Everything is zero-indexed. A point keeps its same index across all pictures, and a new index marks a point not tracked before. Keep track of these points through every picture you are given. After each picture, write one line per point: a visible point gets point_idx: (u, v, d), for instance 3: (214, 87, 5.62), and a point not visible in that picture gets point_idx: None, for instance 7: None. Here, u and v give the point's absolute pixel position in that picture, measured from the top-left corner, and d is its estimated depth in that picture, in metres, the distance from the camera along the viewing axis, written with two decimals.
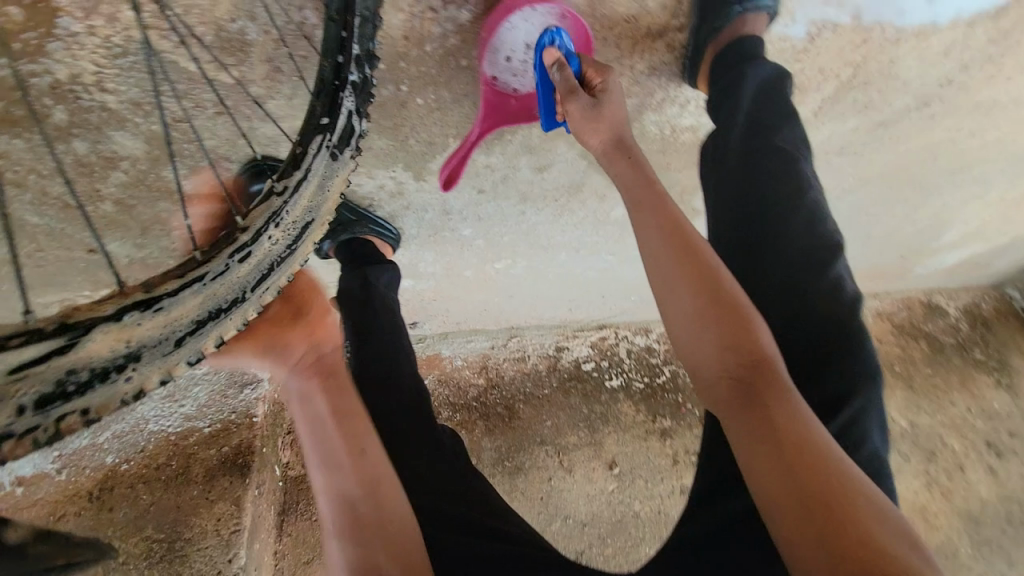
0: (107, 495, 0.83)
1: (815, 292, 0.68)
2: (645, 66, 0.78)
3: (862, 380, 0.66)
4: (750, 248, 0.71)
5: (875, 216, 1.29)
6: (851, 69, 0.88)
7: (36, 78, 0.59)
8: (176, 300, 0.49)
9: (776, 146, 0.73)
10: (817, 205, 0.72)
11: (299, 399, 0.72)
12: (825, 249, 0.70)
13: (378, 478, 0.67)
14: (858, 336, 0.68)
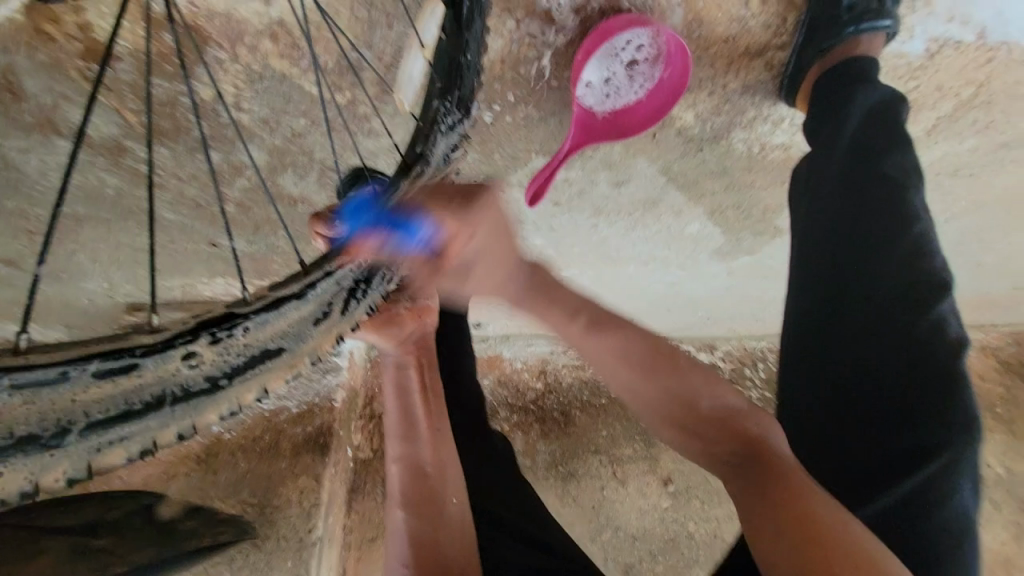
0: (212, 460, 0.94)
1: (915, 334, 0.63)
2: (740, 85, 0.76)
3: (957, 432, 0.61)
4: (838, 285, 0.67)
5: (988, 242, 1.17)
6: (974, 88, 0.81)
7: (184, 97, 0.68)
8: (256, 324, 0.44)
9: (884, 173, 0.68)
10: (924, 238, 0.66)
11: (393, 364, 0.76)
12: (929, 282, 0.64)
13: (448, 451, 0.74)
14: (960, 383, 0.62)
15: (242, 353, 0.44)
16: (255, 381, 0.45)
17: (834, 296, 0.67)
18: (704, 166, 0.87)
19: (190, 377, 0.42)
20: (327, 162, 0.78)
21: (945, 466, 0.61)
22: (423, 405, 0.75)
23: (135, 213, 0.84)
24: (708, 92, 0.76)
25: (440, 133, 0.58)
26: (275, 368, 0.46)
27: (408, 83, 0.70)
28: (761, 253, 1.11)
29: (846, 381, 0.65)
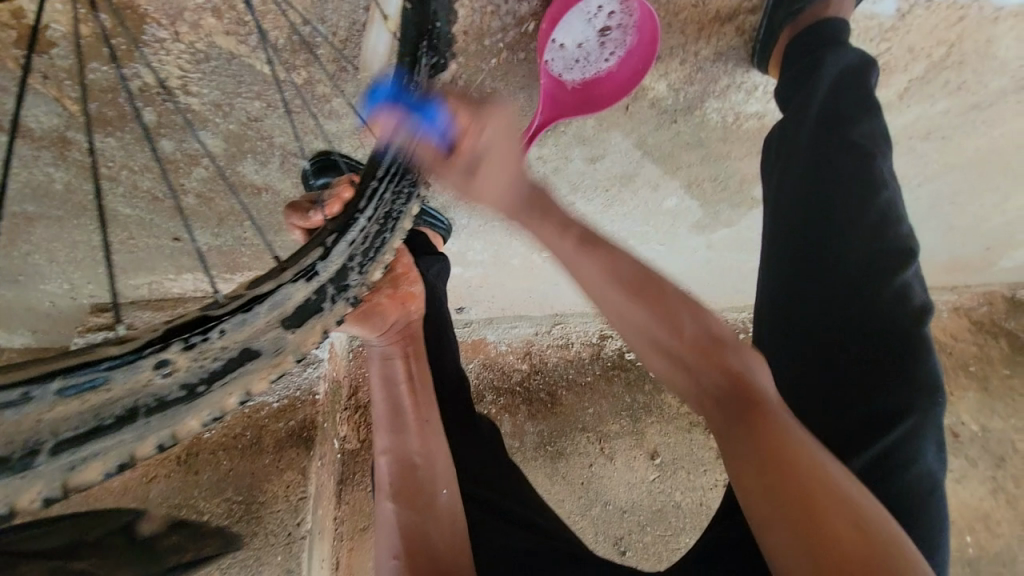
0: (192, 459, 0.92)
1: (879, 299, 0.62)
2: (711, 52, 0.74)
3: (922, 398, 0.60)
4: (803, 254, 0.67)
5: (960, 205, 1.18)
6: (945, 48, 0.80)
7: (127, 81, 0.64)
8: (235, 322, 0.45)
9: (851, 140, 0.66)
10: (890, 205, 0.65)
11: (379, 359, 0.78)
12: (893, 252, 0.63)
13: (436, 440, 0.76)
14: (924, 348, 0.61)
15: (219, 358, 0.45)
16: (236, 383, 0.46)
17: (800, 264, 0.67)
18: (678, 137, 0.86)
19: (162, 389, 0.42)
20: (288, 147, 0.75)
21: (912, 435, 0.59)
22: (410, 396, 0.77)
23: (89, 209, 0.80)
24: (679, 60, 0.74)
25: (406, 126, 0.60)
26: (257, 367, 0.47)
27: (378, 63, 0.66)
28: (740, 225, 1.11)
29: (812, 349, 0.65)
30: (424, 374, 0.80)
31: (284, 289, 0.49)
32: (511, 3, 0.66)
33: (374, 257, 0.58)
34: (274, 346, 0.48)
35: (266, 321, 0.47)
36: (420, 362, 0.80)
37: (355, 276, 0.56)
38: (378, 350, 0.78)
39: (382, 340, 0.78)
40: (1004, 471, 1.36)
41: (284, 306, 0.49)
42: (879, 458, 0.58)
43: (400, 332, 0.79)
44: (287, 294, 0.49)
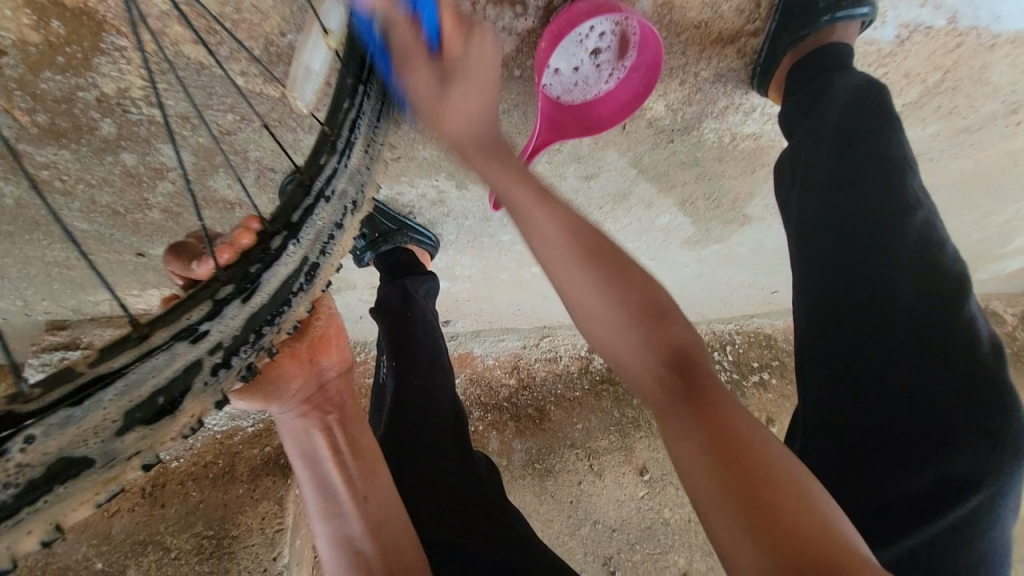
0: (159, 491, 0.87)
1: (941, 331, 0.53)
2: (711, 73, 0.72)
3: (1007, 453, 0.50)
4: (843, 290, 0.59)
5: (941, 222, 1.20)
6: (941, 73, 0.80)
7: (82, 92, 0.58)
8: (46, 428, 0.33)
9: (880, 158, 0.60)
10: (928, 225, 0.58)
11: (292, 433, 0.65)
12: (947, 278, 0.55)
13: (382, 512, 0.63)
14: (1004, 396, 0.51)
15: (10, 485, 0.32)
16: (41, 514, 0.33)
17: (840, 302, 0.59)
18: (674, 157, 0.84)
19: None
20: (264, 162, 0.70)
21: (989, 499, 0.51)
22: (338, 468, 0.64)
23: (42, 225, 0.73)
24: (678, 81, 0.71)
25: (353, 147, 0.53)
26: (79, 489, 0.35)
27: (310, 86, 0.58)
28: (730, 241, 1.10)
29: (868, 402, 0.56)
30: (359, 440, 0.67)
31: (152, 360, 0.38)
32: (507, 19, 0.62)
33: (285, 312, 0.48)
34: (106, 455, 0.35)
35: (99, 420, 0.35)
36: (352, 426, 0.67)
37: (248, 346, 0.45)
38: (286, 425, 0.65)
39: (288, 413, 0.65)
40: None
41: (139, 390, 0.37)
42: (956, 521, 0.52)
43: (315, 399, 0.66)
44: (153, 367, 0.38)
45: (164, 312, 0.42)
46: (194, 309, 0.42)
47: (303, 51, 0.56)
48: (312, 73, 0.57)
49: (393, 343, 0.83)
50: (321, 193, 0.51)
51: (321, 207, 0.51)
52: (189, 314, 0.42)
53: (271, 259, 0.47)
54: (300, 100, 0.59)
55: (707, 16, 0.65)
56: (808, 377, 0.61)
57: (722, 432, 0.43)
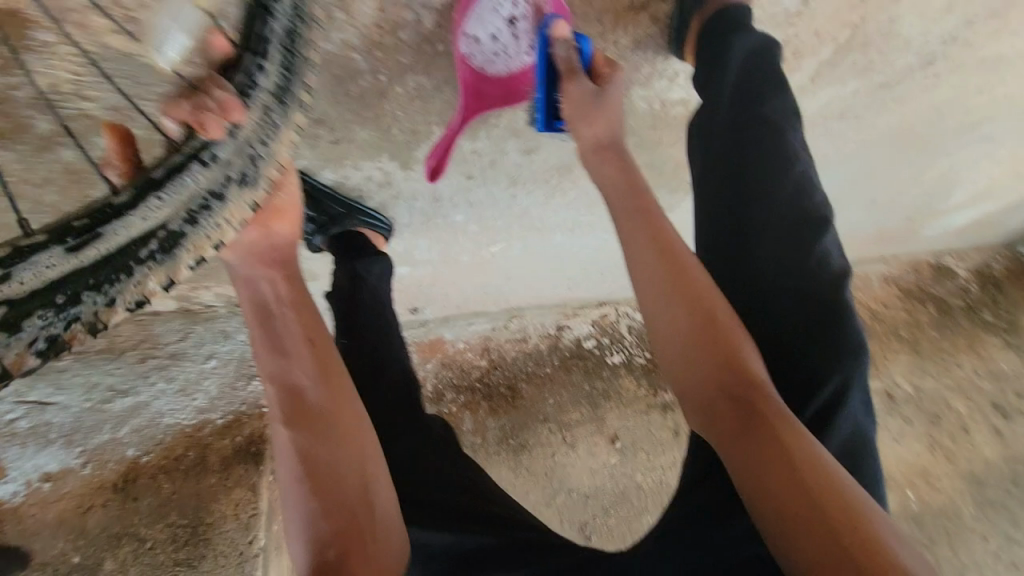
0: (130, 486, 0.88)
1: (801, 265, 0.66)
2: (629, 41, 0.76)
3: (848, 355, 0.64)
4: (730, 234, 0.68)
5: (882, 179, 1.26)
6: (850, 31, 0.85)
7: (13, 88, 0.59)
8: None
9: (764, 118, 0.69)
10: (803, 177, 0.68)
11: (245, 279, 0.67)
12: (811, 221, 0.67)
13: (340, 384, 0.67)
14: (844, 312, 0.65)
15: None
16: None
17: (727, 241, 0.69)
18: None
19: None
20: None
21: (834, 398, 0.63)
22: (286, 318, 0.67)
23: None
24: (599, 49, 0.75)
25: (239, 117, 0.50)
26: None
27: (178, 49, 0.56)
28: (680, 210, 1.14)
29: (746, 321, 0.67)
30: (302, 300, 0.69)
31: None
32: None
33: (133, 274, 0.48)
34: None
35: None
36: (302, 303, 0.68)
37: (73, 303, 0.46)
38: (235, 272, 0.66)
39: (239, 260, 0.65)
40: (939, 428, 1.45)
41: None
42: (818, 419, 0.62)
43: (269, 259, 0.67)
44: None
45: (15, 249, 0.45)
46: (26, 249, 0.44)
47: (170, 9, 0.56)
48: (177, 28, 0.56)
49: (347, 323, 0.85)
50: (210, 153, 0.49)
51: (197, 169, 0.49)
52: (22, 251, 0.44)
53: (123, 211, 0.46)
54: (167, 56, 0.57)
55: None
56: None
57: (786, 446, 0.55)
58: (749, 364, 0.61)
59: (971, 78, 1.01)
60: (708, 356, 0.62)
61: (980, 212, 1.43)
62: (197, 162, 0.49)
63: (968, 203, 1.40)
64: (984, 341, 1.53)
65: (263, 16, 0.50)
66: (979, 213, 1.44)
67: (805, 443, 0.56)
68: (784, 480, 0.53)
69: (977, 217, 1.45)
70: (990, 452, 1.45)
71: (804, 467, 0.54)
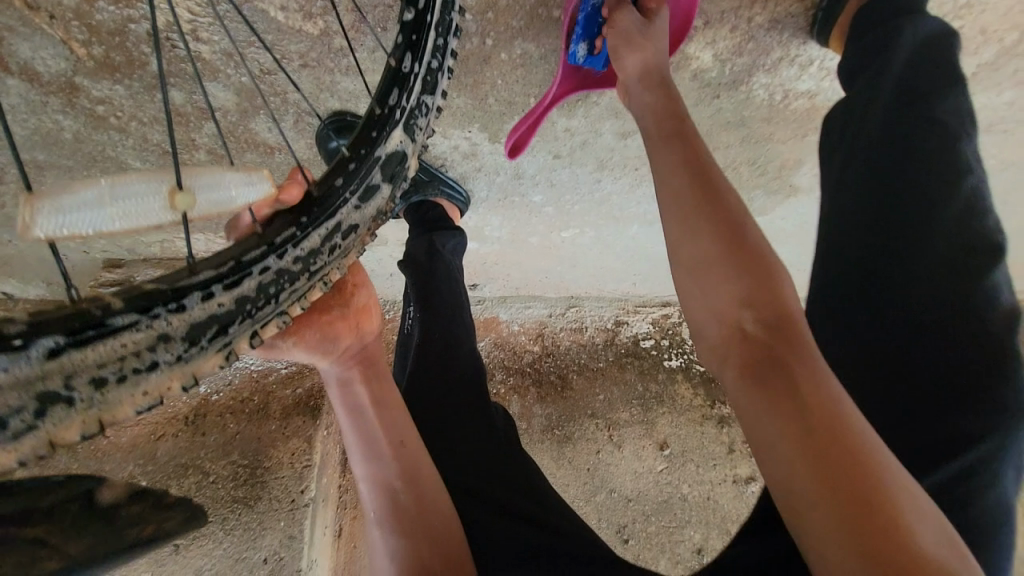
0: (200, 421, 0.92)
1: (962, 300, 0.53)
2: (766, 19, 0.67)
3: (1016, 415, 0.50)
4: (870, 259, 0.59)
5: (1011, 208, 1.06)
6: (1021, 31, 0.71)
7: (135, 24, 0.60)
8: (106, 340, 0.36)
9: (933, 119, 0.58)
10: (976, 195, 0.56)
11: (339, 385, 0.67)
12: (982, 248, 0.55)
13: (423, 463, 0.65)
14: (1011, 361, 0.51)
15: (71, 375, 0.34)
16: (68, 418, 0.35)
17: (862, 258, 0.59)
18: (718, 115, 0.80)
19: (8, 389, 0.33)
20: (303, 105, 0.72)
21: (995, 465, 0.49)
22: (378, 418, 0.66)
23: (100, 161, 0.77)
24: (729, 27, 0.67)
25: (288, 248, 0.44)
26: (64, 419, 0.35)
27: (81, 223, 0.39)
28: (773, 215, 1.03)
29: (875, 351, 0.57)
30: (389, 396, 0.68)
31: (158, 317, 0.38)
32: None
33: (261, 316, 0.43)
34: (89, 398, 0.36)
35: (106, 355, 0.36)
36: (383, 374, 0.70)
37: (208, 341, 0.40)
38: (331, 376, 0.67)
39: (332, 365, 0.67)
40: None
41: (137, 340, 0.37)
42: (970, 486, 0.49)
43: (357, 355, 0.68)
44: (143, 328, 0.37)
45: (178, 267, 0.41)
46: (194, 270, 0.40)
47: (118, 184, 0.41)
48: (110, 201, 0.41)
49: (426, 299, 0.84)
50: (360, 181, 0.47)
51: (347, 201, 0.47)
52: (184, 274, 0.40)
53: (275, 244, 0.43)
54: (37, 216, 0.38)
55: None
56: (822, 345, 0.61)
57: (807, 398, 0.43)
58: (772, 282, 0.51)
59: None
60: (731, 282, 0.51)
61: None
62: (219, 284, 0.40)
63: None
64: None
65: (404, 78, 0.49)
66: None
67: (825, 392, 0.44)
68: (801, 443, 0.42)
69: None
70: None
71: (819, 425, 0.42)
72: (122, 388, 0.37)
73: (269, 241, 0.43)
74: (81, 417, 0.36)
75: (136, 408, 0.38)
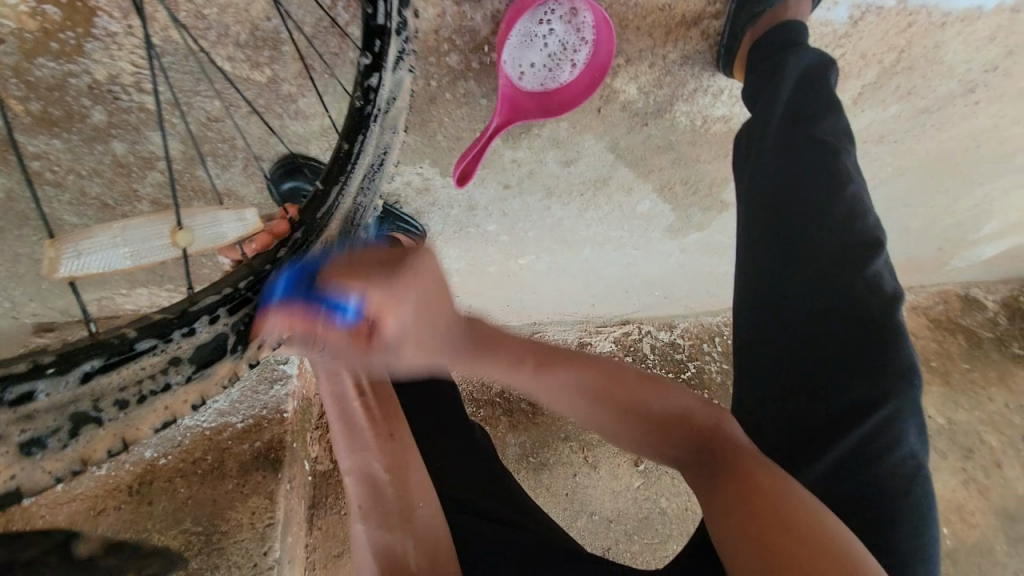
0: (146, 489, 0.86)
1: (850, 290, 0.63)
2: (678, 56, 0.77)
3: (899, 380, 0.60)
4: (782, 262, 0.67)
5: (913, 207, 1.19)
6: (895, 54, 0.83)
7: (75, 78, 0.60)
8: (136, 360, 0.43)
9: (817, 139, 0.67)
10: (856, 199, 0.66)
11: (326, 369, 0.69)
12: (862, 246, 0.64)
13: (405, 461, 0.71)
14: (894, 337, 0.61)
15: (116, 389, 0.42)
16: (110, 430, 0.42)
17: (771, 263, 0.68)
18: (650, 140, 0.87)
19: (61, 405, 0.40)
20: (252, 150, 0.72)
21: (886, 421, 0.60)
22: (363, 407, 0.71)
23: (33, 219, 0.74)
24: (647, 63, 0.76)
25: (280, 268, 0.51)
26: (110, 427, 0.42)
27: (92, 263, 0.51)
28: (711, 229, 1.11)
29: (788, 337, 0.65)
30: (382, 385, 0.73)
31: (183, 336, 0.45)
32: (482, 3, 0.68)
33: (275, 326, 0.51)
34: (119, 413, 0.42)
35: (144, 374, 0.43)
36: (379, 371, 0.74)
37: (228, 355, 0.48)
38: (322, 365, 0.69)
39: (326, 350, 0.68)
40: (971, 462, 1.33)
41: (165, 358, 0.44)
42: (864, 441, 0.59)
43: None
44: (172, 347, 0.45)
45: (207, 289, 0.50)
46: (216, 294, 0.49)
47: (129, 231, 0.53)
48: (121, 247, 0.52)
49: None
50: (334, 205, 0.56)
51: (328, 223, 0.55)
52: (208, 300, 0.48)
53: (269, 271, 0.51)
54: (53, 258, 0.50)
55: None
56: (744, 337, 0.70)
57: (760, 497, 0.54)
58: (635, 400, 0.69)
59: (1007, 108, 0.96)
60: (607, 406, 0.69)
61: (1008, 243, 1.35)
62: (228, 307, 0.48)
63: (999, 234, 1.32)
64: (1015, 375, 1.40)
65: (364, 125, 0.56)
66: (1007, 245, 1.35)
67: (781, 483, 0.55)
68: (747, 516, 0.54)
69: (1005, 249, 1.37)
70: None
71: (775, 510, 0.52)
72: (141, 408, 0.43)
73: (256, 270, 0.51)
74: (105, 435, 0.42)
75: (151, 426, 0.45)
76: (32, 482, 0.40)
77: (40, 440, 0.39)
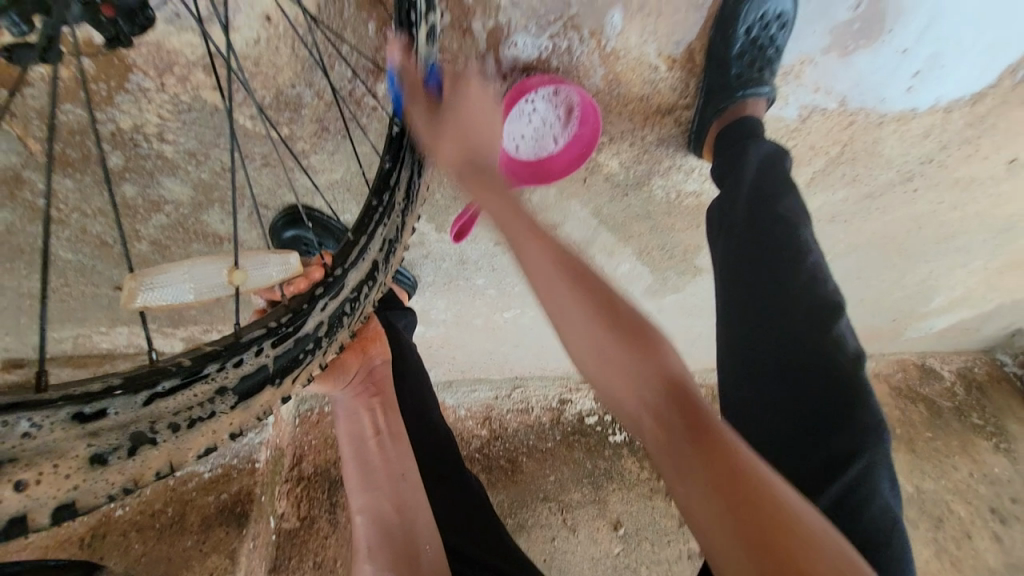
0: (100, 541, 0.81)
1: (820, 349, 0.68)
2: (655, 138, 0.87)
3: (869, 434, 0.64)
4: (755, 320, 0.72)
5: (867, 279, 1.29)
6: (840, 147, 0.96)
7: (100, 126, 0.64)
8: (190, 386, 0.45)
9: (779, 213, 0.76)
10: (817, 267, 0.73)
11: (345, 413, 0.79)
12: (824, 308, 0.70)
13: (414, 498, 0.73)
14: (864, 392, 0.66)
15: (174, 412, 0.44)
16: (157, 457, 0.43)
17: (751, 322, 0.72)
18: (629, 209, 0.96)
19: (128, 425, 0.42)
20: (257, 199, 0.77)
21: (864, 471, 0.63)
22: (378, 446, 0.77)
23: (27, 253, 0.75)
24: (627, 142, 0.86)
25: (319, 301, 0.55)
26: (157, 451, 0.43)
27: (166, 294, 0.54)
28: (686, 291, 1.18)
29: (764, 390, 0.69)
30: (393, 426, 0.79)
31: (227, 366, 0.48)
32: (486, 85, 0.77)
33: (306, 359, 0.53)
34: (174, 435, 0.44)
35: (198, 398, 0.45)
36: (391, 412, 0.80)
37: (266, 386, 0.50)
38: (343, 406, 0.80)
39: (346, 394, 0.80)
40: (942, 532, 1.34)
41: (218, 383, 0.47)
42: (850, 490, 0.62)
43: (365, 382, 0.80)
44: (225, 373, 0.47)
45: (248, 326, 0.53)
46: (257, 330, 0.52)
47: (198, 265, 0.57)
48: (188, 282, 0.55)
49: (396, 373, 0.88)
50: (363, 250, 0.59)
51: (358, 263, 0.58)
52: (251, 335, 0.51)
53: (305, 309, 0.54)
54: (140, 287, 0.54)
55: (647, 92, 0.82)
56: (734, 392, 0.73)
57: (755, 507, 0.41)
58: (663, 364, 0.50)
59: (943, 195, 1.08)
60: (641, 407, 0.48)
61: (957, 317, 1.45)
62: (268, 342, 0.51)
63: (947, 308, 1.42)
64: (975, 445, 1.46)
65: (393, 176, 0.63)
66: (955, 319, 1.46)
67: (773, 492, 0.42)
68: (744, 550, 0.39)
69: (954, 322, 1.47)
70: (996, 562, 1.31)
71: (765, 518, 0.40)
72: (192, 431, 0.45)
73: (294, 309, 0.54)
74: (160, 456, 0.44)
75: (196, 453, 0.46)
76: (90, 495, 0.40)
77: (102, 458, 0.41)
